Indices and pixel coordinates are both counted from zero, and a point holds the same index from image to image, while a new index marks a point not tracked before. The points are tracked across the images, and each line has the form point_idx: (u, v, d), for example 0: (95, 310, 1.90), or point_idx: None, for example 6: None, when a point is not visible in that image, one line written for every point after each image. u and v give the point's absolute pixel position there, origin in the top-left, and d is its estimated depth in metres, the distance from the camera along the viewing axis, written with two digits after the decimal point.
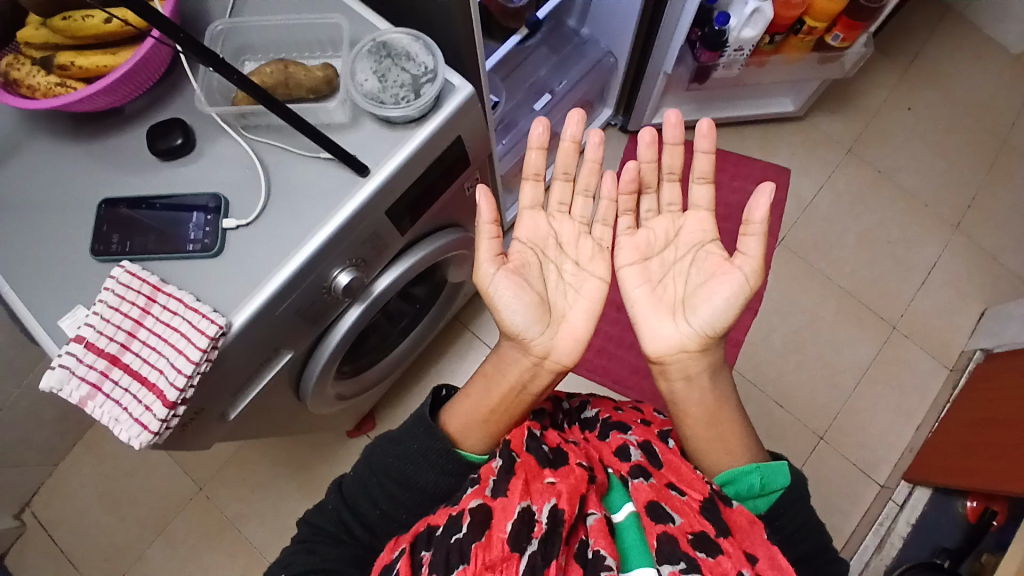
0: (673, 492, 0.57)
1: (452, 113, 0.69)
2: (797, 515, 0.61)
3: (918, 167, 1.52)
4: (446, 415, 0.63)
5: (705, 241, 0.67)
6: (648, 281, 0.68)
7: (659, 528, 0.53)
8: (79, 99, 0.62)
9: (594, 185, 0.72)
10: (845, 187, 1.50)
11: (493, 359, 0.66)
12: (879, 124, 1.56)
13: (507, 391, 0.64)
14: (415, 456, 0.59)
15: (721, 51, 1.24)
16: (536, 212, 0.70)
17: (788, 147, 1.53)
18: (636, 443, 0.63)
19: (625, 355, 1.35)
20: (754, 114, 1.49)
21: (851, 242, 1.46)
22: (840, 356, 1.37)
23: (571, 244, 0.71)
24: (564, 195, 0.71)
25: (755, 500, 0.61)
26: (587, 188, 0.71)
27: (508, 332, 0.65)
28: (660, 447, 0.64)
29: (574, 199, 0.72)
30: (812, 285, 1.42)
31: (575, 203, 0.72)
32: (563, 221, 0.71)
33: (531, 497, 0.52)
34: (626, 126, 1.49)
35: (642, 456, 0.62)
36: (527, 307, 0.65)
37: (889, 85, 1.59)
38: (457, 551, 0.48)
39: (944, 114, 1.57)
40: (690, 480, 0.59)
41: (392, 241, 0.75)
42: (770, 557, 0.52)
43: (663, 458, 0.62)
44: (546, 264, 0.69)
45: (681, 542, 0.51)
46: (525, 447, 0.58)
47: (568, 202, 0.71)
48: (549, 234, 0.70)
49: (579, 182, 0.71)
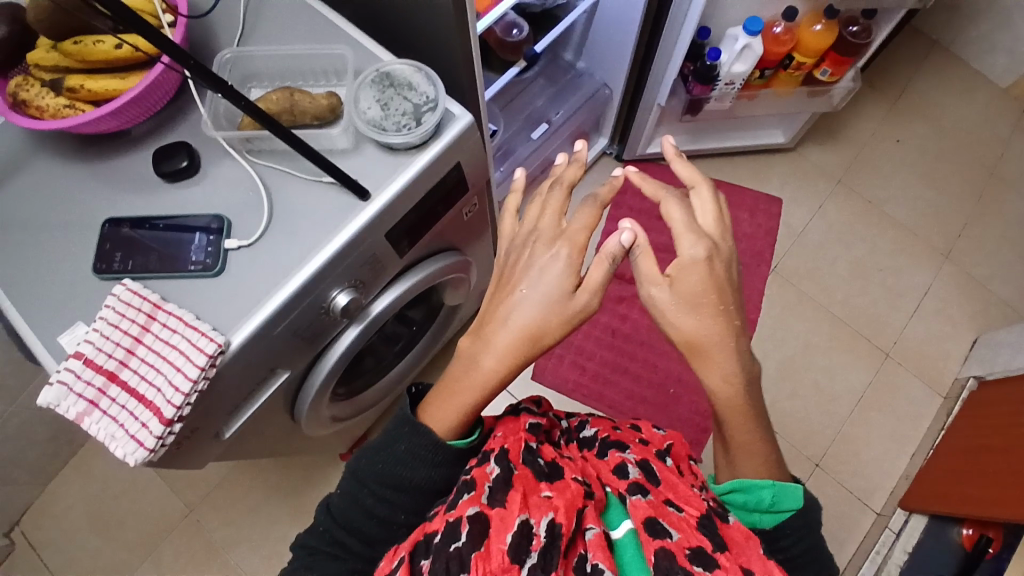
0: (671, 509, 0.57)
1: (452, 141, 0.71)
2: (803, 539, 0.62)
3: (909, 197, 1.56)
4: (426, 407, 0.61)
5: (725, 255, 0.61)
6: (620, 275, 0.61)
7: (657, 543, 0.53)
8: (92, 119, 0.64)
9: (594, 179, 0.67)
10: (836, 217, 1.53)
11: (493, 358, 0.58)
12: (867, 155, 1.60)
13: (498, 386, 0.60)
14: (403, 457, 0.59)
15: (713, 84, 1.28)
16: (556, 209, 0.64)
17: (780, 176, 1.56)
18: (634, 462, 0.64)
19: (621, 380, 1.36)
20: (747, 144, 1.53)
21: (842, 270, 1.48)
22: (834, 382, 1.38)
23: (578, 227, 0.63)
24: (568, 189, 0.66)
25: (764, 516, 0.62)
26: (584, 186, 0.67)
27: (527, 336, 0.58)
28: (657, 465, 0.64)
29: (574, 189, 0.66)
30: (805, 311, 1.44)
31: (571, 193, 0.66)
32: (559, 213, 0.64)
33: (529, 510, 0.52)
34: (621, 155, 1.53)
35: (640, 474, 0.62)
36: (553, 304, 0.59)
37: (878, 117, 1.63)
38: (456, 561, 0.48)
39: (932, 144, 1.61)
40: (687, 497, 0.59)
41: (390, 263, 0.77)
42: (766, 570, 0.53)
43: (660, 476, 0.63)
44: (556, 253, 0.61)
45: (678, 557, 0.51)
46: (522, 460, 0.59)
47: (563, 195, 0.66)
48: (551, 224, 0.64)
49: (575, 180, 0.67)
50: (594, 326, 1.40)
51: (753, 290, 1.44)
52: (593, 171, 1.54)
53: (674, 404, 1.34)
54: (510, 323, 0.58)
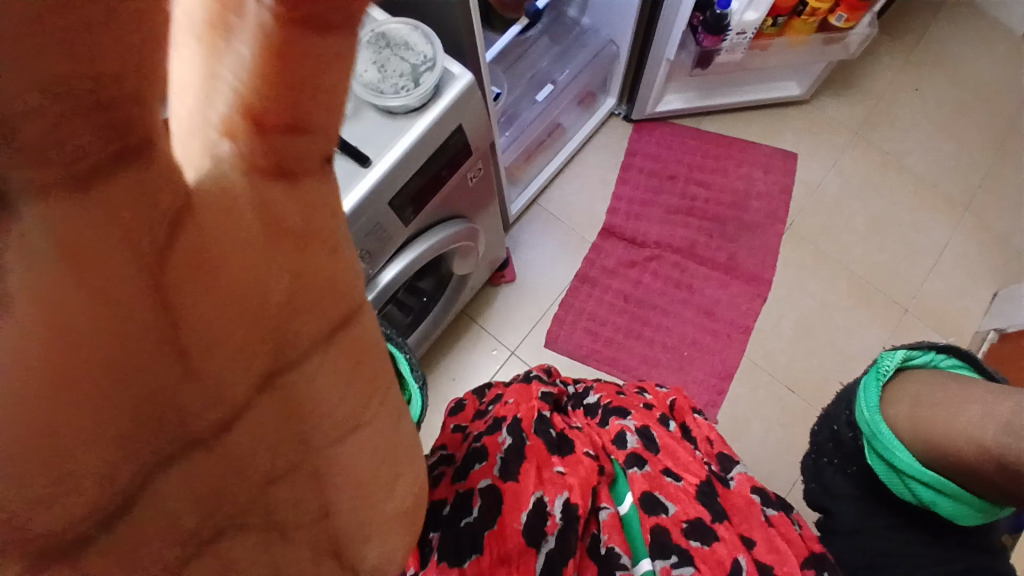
0: (669, 479, 0.57)
1: (453, 101, 0.70)
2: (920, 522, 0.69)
3: (927, 150, 1.50)
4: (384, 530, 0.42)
5: None
6: (393, 464, 0.28)
7: (653, 520, 0.53)
8: None
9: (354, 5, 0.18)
10: (853, 171, 1.49)
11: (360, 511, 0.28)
12: (885, 107, 1.54)
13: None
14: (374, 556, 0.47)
15: (724, 35, 1.23)
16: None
17: (793, 133, 1.51)
18: (634, 429, 0.62)
19: (634, 344, 1.35)
20: (759, 98, 1.48)
21: (860, 226, 1.44)
22: (852, 342, 1.36)
23: (314, 320, 0.23)
24: (238, 198, 0.19)
25: (966, 515, 0.65)
26: (309, 49, 0.18)
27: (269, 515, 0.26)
28: (658, 431, 0.63)
29: (228, 59, 0.18)
30: (821, 269, 1.41)
31: (190, 86, 0.17)
32: (213, 289, 0.20)
33: (543, 486, 0.52)
34: (630, 116, 1.49)
35: (638, 443, 0.60)
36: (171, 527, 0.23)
37: (895, 67, 1.57)
38: (468, 540, 0.49)
39: (952, 94, 1.56)
40: (686, 464, 0.59)
41: (396, 232, 0.75)
42: (768, 538, 0.54)
43: (660, 442, 0.62)
44: (171, 417, 0.21)
45: (673, 533, 0.52)
46: (534, 429, 0.58)
47: (227, 170, 0.19)
48: (198, 324, 0.20)
49: (311, 122, 0.20)
50: (606, 292, 1.38)
51: (766, 249, 1.41)
52: (601, 133, 1.50)
53: (689, 365, 1.33)
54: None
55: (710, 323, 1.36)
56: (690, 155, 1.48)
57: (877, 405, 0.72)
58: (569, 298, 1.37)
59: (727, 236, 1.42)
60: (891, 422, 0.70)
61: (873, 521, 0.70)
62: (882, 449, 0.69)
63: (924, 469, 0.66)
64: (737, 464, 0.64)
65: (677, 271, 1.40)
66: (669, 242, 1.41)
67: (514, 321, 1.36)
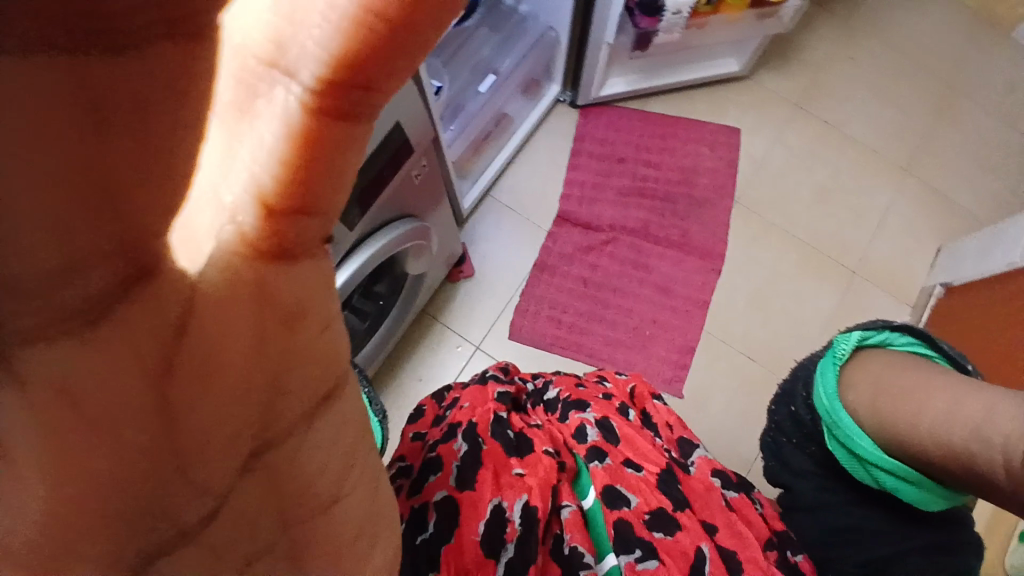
0: (629, 470, 0.58)
1: (388, 98, 0.67)
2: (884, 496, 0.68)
3: (864, 117, 1.55)
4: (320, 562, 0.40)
5: None
6: (373, 533, 0.30)
7: (616, 514, 0.54)
8: None
9: (364, 79, 0.20)
10: (796, 141, 1.52)
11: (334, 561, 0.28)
12: (823, 77, 1.58)
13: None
14: None
15: (660, 16, 1.25)
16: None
17: (736, 108, 1.53)
18: (594, 421, 0.62)
19: (598, 328, 1.35)
20: (702, 76, 1.50)
21: (805, 194, 1.48)
22: (806, 308, 1.39)
23: (303, 393, 0.26)
24: (234, 293, 0.23)
25: (930, 500, 0.64)
26: (333, 139, 0.21)
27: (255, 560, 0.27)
28: (617, 422, 0.63)
29: (249, 138, 0.21)
30: (772, 240, 1.44)
31: (213, 166, 0.21)
32: (212, 352, 0.23)
33: (502, 492, 0.52)
34: (576, 101, 1.49)
35: (598, 435, 0.61)
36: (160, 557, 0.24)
37: (829, 37, 1.61)
38: (425, 557, 0.47)
39: (884, 60, 1.60)
40: (645, 453, 0.60)
41: (341, 237, 0.73)
42: (729, 523, 0.56)
43: (620, 432, 0.62)
44: (181, 491, 0.24)
45: (636, 525, 0.53)
46: (490, 433, 0.57)
47: (229, 271, 0.22)
48: (199, 384, 0.23)
49: (314, 199, 0.22)
50: (566, 279, 1.38)
51: (718, 224, 1.43)
52: (548, 120, 1.49)
53: (652, 345, 1.34)
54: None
55: (669, 301, 1.37)
56: (638, 137, 1.49)
57: (835, 391, 0.69)
58: (529, 289, 1.37)
59: (679, 214, 1.44)
60: (852, 410, 0.67)
61: (835, 496, 0.70)
62: (845, 438, 0.67)
63: (888, 457, 0.64)
64: (697, 447, 0.65)
65: (634, 253, 1.41)
66: (624, 225, 1.42)
67: (477, 316, 1.34)
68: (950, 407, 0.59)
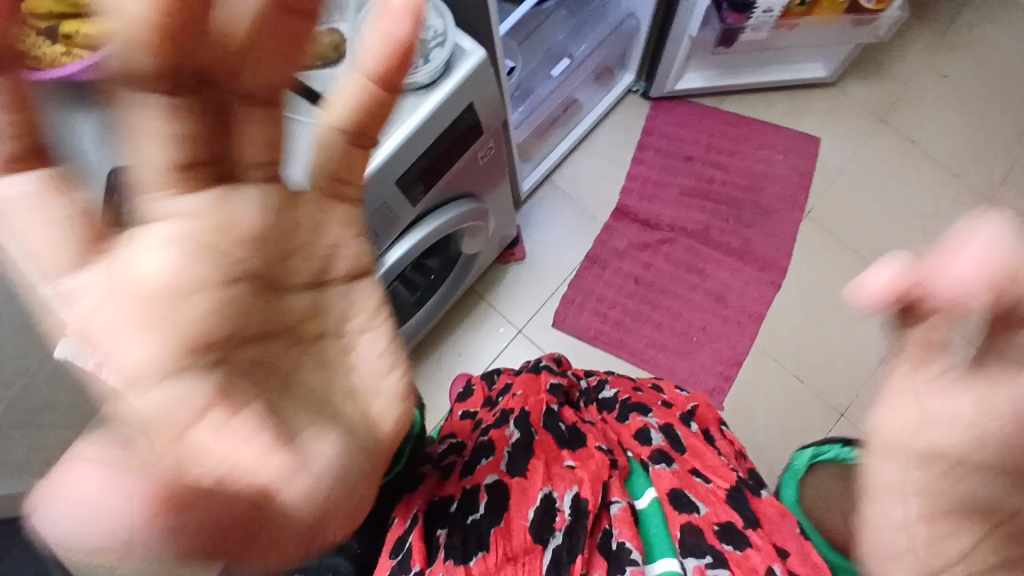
0: (697, 480, 0.58)
1: (462, 80, 0.68)
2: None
3: (949, 139, 1.45)
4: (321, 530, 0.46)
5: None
6: (392, 353, 0.45)
7: (682, 518, 0.53)
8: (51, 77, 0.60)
9: (372, 124, 0.44)
10: (874, 156, 1.44)
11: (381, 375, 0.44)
12: (910, 93, 1.49)
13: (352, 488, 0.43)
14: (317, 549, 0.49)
15: (749, 13, 1.21)
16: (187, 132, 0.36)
17: (815, 116, 1.46)
18: (659, 426, 0.63)
19: (643, 328, 1.33)
20: (783, 79, 1.43)
21: (878, 214, 1.41)
22: (864, 333, 1.33)
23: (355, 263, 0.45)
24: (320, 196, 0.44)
25: None
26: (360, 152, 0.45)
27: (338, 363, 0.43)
28: (682, 430, 0.63)
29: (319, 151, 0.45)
30: (837, 257, 1.37)
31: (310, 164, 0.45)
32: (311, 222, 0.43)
33: (552, 482, 0.53)
34: (648, 93, 1.45)
35: (664, 440, 0.61)
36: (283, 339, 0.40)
37: (921, 52, 1.51)
38: (475, 538, 0.49)
39: (978, 82, 1.50)
40: (715, 467, 0.60)
41: (404, 213, 0.74)
42: (798, 551, 0.54)
43: (685, 442, 0.62)
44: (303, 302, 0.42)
45: (705, 534, 0.52)
46: (543, 424, 0.58)
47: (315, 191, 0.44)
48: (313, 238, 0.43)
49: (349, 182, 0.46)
50: (616, 274, 1.36)
51: (782, 235, 1.38)
52: (618, 110, 1.46)
53: (698, 351, 1.31)
54: (139, 302, 0.32)
55: (721, 309, 1.34)
56: (709, 136, 1.44)
57: None
58: (577, 279, 1.35)
59: (742, 221, 1.39)
60: None
61: None
62: None
63: None
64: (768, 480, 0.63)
65: (690, 256, 1.37)
66: (683, 226, 1.39)
67: (522, 301, 1.34)
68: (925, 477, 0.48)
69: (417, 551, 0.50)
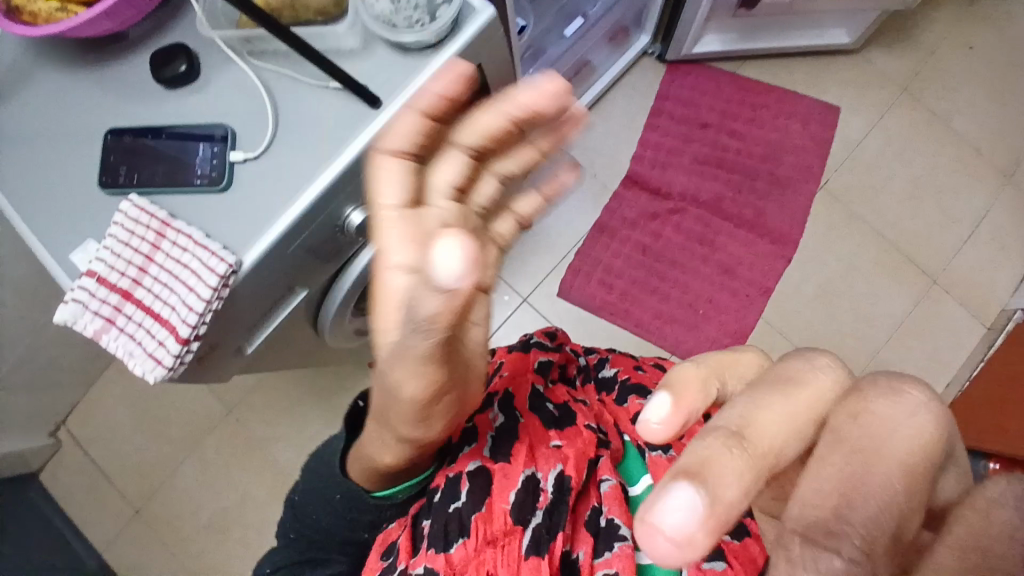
0: None
1: (470, 39, 0.64)
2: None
3: (973, 112, 1.40)
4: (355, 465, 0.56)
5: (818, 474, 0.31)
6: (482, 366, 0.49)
7: None
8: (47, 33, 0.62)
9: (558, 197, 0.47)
10: (894, 129, 1.39)
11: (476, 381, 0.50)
12: (935, 63, 1.42)
13: (438, 399, 0.44)
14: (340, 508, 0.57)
15: None
16: (476, 150, 0.40)
17: (836, 84, 1.41)
18: None
19: (649, 300, 1.32)
20: (804, 45, 1.37)
21: (894, 189, 1.37)
22: (873, 310, 1.31)
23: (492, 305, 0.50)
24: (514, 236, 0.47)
25: None
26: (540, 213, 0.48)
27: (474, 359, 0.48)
28: None
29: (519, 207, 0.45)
30: (852, 231, 1.34)
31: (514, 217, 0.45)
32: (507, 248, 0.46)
33: (536, 463, 0.53)
34: (664, 56, 1.39)
35: None
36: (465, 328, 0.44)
37: (950, 20, 1.44)
38: (455, 523, 0.48)
39: (1007, 53, 1.43)
40: None
41: None
42: None
43: None
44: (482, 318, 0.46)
45: None
46: (529, 407, 0.60)
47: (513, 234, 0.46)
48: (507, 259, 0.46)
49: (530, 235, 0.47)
50: (624, 244, 1.34)
51: (796, 207, 1.35)
52: (632, 73, 1.41)
53: (704, 323, 1.30)
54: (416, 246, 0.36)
55: (730, 282, 1.32)
56: (725, 102, 1.40)
57: None
58: (585, 248, 1.33)
59: (756, 192, 1.36)
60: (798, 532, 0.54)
61: None
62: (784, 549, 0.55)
63: None
64: None
65: (700, 227, 1.34)
66: (694, 196, 1.36)
67: (528, 269, 1.33)
68: (825, 499, 0.32)
69: (404, 548, 0.50)
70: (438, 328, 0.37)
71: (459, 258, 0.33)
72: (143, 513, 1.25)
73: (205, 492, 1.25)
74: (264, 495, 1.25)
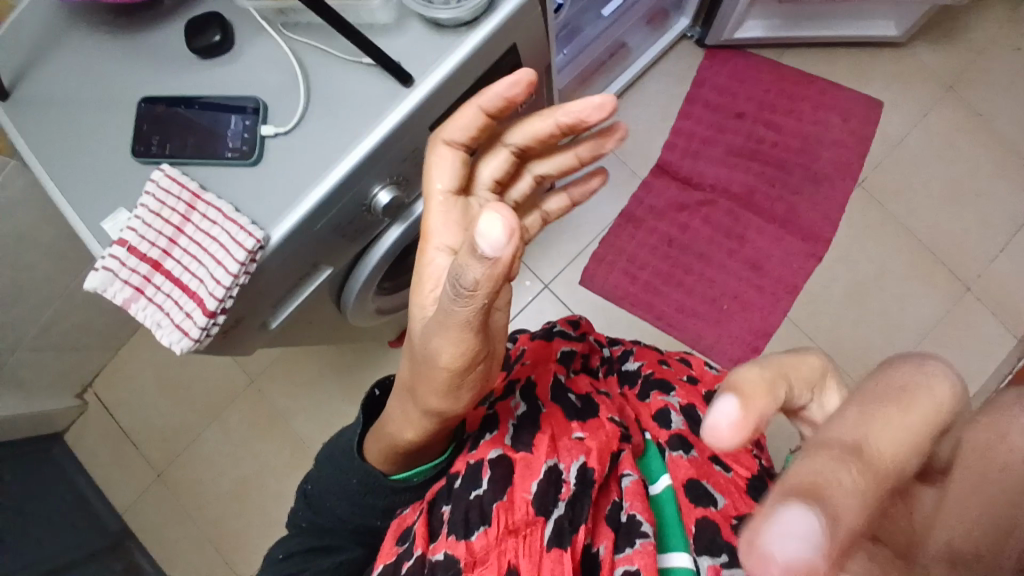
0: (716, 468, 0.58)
1: (508, 16, 0.63)
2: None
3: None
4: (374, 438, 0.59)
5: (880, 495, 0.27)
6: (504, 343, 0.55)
7: (699, 512, 0.52)
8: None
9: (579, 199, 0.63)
10: (939, 127, 1.34)
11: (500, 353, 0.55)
12: (986, 61, 1.36)
13: (473, 366, 0.49)
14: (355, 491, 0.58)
15: None
16: (520, 147, 0.55)
17: (881, 78, 1.36)
18: (679, 408, 0.62)
19: (672, 292, 1.30)
20: (851, 33, 1.32)
21: (935, 190, 1.32)
22: (904, 314, 1.27)
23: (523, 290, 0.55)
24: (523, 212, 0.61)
25: None
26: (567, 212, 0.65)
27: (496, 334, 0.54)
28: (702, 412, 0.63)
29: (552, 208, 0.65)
30: (887, 232, 1.30)
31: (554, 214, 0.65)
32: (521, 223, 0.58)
33: (557, 454, 0.53)
34: (702, 40, 1.35)
35: (684, 424, 0.60)
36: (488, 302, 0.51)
37: (1004, 16, 1.38)
38: (477, 512, 0.48)
39: None
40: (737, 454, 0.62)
41: None
42: None
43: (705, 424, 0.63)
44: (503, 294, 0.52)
45: (722, 529, 0.51)
46: (551, 397, 0.60)
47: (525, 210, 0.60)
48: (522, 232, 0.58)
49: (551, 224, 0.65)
50: (650, 234, 1.32)
51: (831, 204, 1.31)
52: (668, 58, 1.37)
53: (727, 319, 1.28)
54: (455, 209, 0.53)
55: (757, 278, 1.29)
56: (763, 92, 1.36)
57: None
58: (610, 237, 1.32)
59: (790, 186, 1.32)
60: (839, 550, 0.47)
61: None
62: None
63: None
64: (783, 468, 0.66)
65: (730, 220, 1.31)
66: (726, 188, 1.32)
67: (552, 255, 1.31)
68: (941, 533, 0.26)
69: (421, 534, 0.50)
70: (479, 296, 0.41)
71: (503, 230, 0.37)
72: (164, 476, 1.29)
73: (226, 459, 1.28)
74: (282, 465, 1.27)
